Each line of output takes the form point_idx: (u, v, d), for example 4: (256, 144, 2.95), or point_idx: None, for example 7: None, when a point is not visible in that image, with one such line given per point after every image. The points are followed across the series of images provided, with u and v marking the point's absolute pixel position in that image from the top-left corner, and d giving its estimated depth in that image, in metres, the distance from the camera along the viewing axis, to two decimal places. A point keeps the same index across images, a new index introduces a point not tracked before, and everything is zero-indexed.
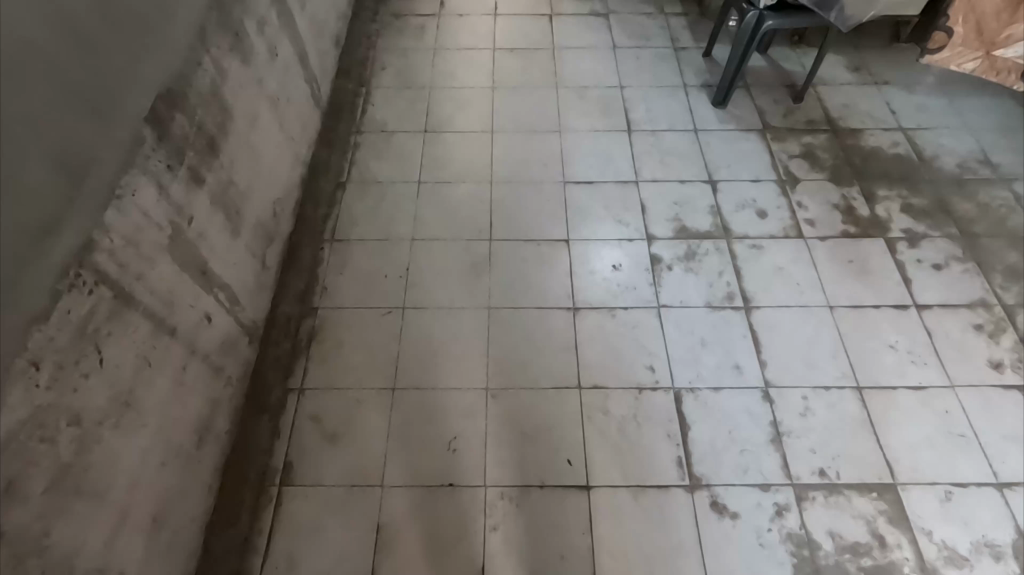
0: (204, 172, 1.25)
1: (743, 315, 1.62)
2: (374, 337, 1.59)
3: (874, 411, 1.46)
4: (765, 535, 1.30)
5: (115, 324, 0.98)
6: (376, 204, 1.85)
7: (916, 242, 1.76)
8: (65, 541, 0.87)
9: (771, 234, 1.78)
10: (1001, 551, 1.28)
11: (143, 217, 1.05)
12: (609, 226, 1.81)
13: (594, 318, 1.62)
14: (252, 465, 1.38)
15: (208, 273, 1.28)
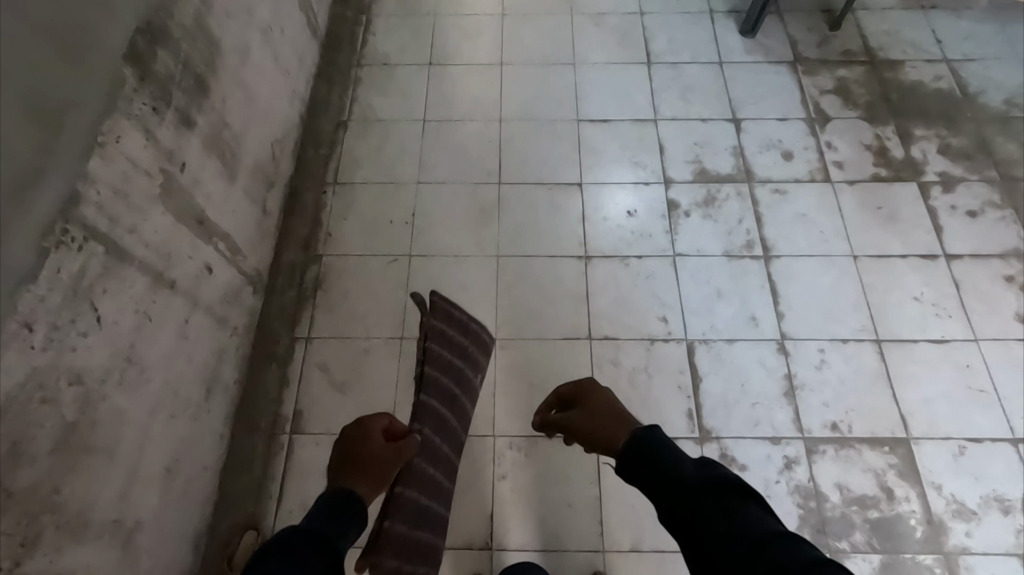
0: (194, 115, 1.18)
1: (762, 264, 1.56)
2: (380, 285, 1.55)
3: (892, 365, 1.43)
4: (772, 487, 1.30)
5: (110, 280, 0.94)
6: (380, 145, 1.76)
7: (951, 186, 1.66)
8: (77, 496, 0.88)
9: (796, 177, 1.69)
10: (1010, 505, 1.28)
11: (130, 166, 0.99)
12: (624, 169, 1.71)
13: (607, 268, 1.56)
14: (263, 414, 1.39)
15: (205, 223, 1.23)
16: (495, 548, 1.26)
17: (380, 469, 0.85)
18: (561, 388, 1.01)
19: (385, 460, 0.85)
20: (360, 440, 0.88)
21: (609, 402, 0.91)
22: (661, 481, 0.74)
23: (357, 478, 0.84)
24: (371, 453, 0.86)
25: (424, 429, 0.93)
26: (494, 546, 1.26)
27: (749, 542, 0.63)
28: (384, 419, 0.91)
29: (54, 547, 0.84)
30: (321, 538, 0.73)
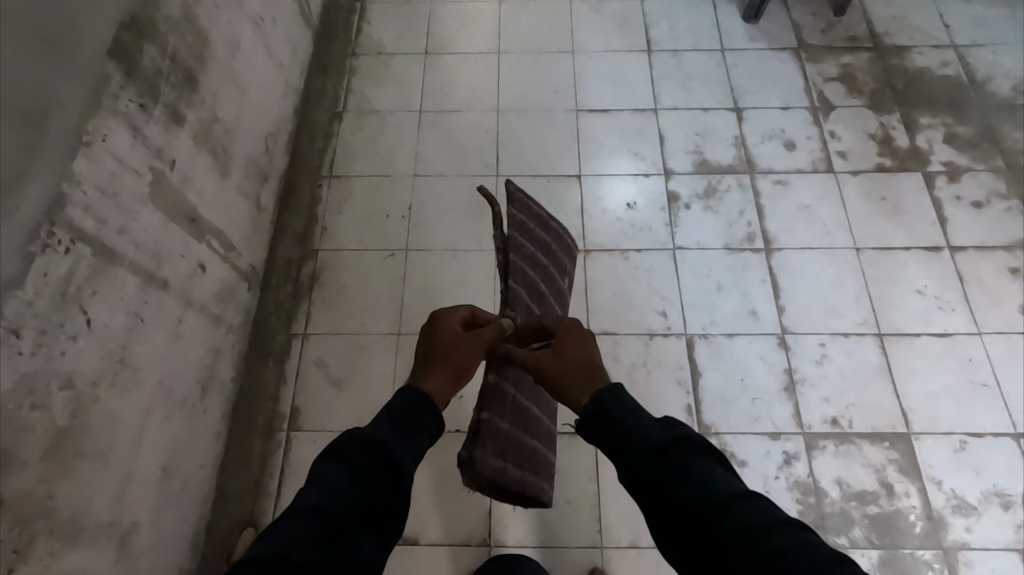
0: (184, 110, 1.15)
1: (763, 257, 1.54)
2: (377, 280, 1.53)
3: (893, 360, 1.41)
4: (771, 483, 1.30)
5: (100, 283, 0.93)
6: (375, 137, 1.73)
7: (957, 176, 1.63)
8: (71, 500, 0.88)
9: (799, 168, 1.66)
10: (1010, 500, 1.28)
11: (117, 165, 0.97)
12: (624, 160, 1.68)
13: (606, 261, 1.54)
14: (260, 411, 1.38)
15: (198, 220, 1.21)
16: (494, 545, 1.26)
17: (457, 349, 0.89)
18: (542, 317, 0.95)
19: (461, 343, 0.89)
20: (436, 329, 0.92)
21: (586, 351, 0.87)
22: (625, 436, 0.73)
23: (428, 369, 0.86)
24: (447, 342, 0.90)
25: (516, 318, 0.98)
26: (492, 542, 1.26)
27: (713, 503, 0.64)
28: (460, 312, 0.95)
29: (48, 552, 0.84)
30: (379, 446, 0.72)
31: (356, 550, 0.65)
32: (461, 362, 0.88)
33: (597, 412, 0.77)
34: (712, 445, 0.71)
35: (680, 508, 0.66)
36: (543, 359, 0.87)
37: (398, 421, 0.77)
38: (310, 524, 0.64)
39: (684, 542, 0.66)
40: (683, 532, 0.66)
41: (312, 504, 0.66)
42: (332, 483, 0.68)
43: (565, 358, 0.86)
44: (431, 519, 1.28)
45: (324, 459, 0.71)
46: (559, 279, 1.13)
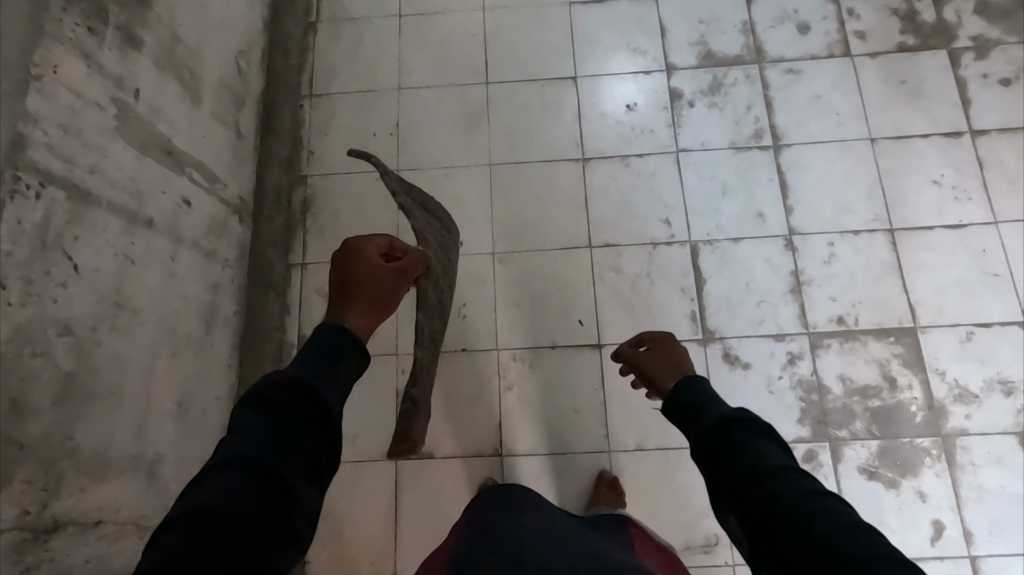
0: (139, 31, 1.06)
1: (770, 154, 1.46)
2: (370, 204, 1.49)
3: (904, 255, 1.38)
4: (775, 383, 1.32)
5: (80, 226, 0.90)
6: (355, 48, 1.61)
7: (985, 51, 1.49)
8: (92, 439, 0.91)
9: (812, 53, 1.53)
10: (1013, 386, 1.29)
11: (75, 99, 0.90)
12: (622, 57, 1.56)
13: (606, 169, 1.48)
14: (268, 341, 1.40)
15: (175, 153, 1.16)
16: (505, 453, 1.31)
17: (379, 290, 0.79)
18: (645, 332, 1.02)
19: (384, 285, 0.80)
20: (358, 260, 0.82)
21: (681, 355, 0.95)
22: (700, 414, 0.76)
23: (349, 305, 0.77)
24: (368, 280, 0.79)
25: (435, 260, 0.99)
26: (504, 452, 1.31)
27: (755, 471, 0.63)
28: (378, 242, 0.84)
29: (78, 487, 0.88)
30: (306, 385, 0.63)
31: (300, 501, 0.57)
32: (382, 304, 0.79)
33: (675, 393, 0.82)
34: (775, 430, 0.68)
35: (727, 474, 0.66)
36: (642, 356, 0.97)
37: (323, 360, 0.67)
38: (240, 476, 0.55)
39: (731, 511, 0.65)
40: (730, 499, 0.65)
41: (237, 456, 0.57)
42: (256, 429, 0.59)
43: (660, 359, 0.95)
44: (444, 434, 1.33)
45: (244, 408, 0.61)
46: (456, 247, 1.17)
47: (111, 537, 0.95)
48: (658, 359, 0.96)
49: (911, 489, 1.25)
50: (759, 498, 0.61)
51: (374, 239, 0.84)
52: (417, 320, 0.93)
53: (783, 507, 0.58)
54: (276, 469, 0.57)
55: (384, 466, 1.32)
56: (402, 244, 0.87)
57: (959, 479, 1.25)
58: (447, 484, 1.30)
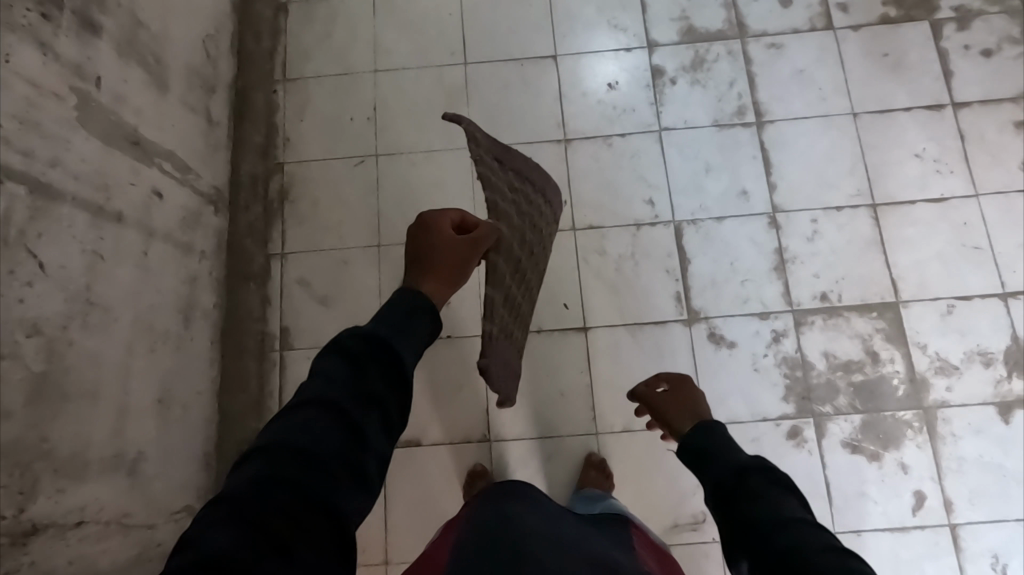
0: (98, 15, 1.01)
1: (753, 131, 1.45)
2: (349, 191, 1.46)
3: (886, 230, 1.38)
4: (760, 361, 1.33)
5: (44, 223, 0.87)
6: (328, 29, 1.56)
7: (967, 22, 1.48)
8: (68, 439, 0.89)
9: (794, 27, 1.51)
10: (992, 358, 1.30)
11: (31, 89, 0.86)
12: (603, 34, 1.53)
13: (588, 150, 1.46)
14: (250, 333, 1.38)
15: (143, 143, 1.12)
16: (494, 439, 1.31)
17: (451, 261, 0.79)
18: (663, 373, 1.08)
19: (455, 260, 0.79)
20: (430, 231, 0.81)
21: (693, 394, 1.00)
22: (717, 460, 0.79)
23: (422, 272, 0.77)
24: (439, 251, 0.79)
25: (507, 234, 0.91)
26: (492, 437, 1.31)
27: (769, 521, 0.65)
28: (450, 215, 0.84)
29: (56, 489, 0.86)
30: (381, 340, 0.64)
31: (369, 448, 0.59)
32: (452, 276, 0.78)
33: (688, 436, 0.84)
34: (794, 482, 0.71)
35: (742, 515, 0.69)
36: (658, 397, 1.02)
37: (402, 317, 0.68)
38: (322, 418, 0.57)
39: (743, 555, 0.67)
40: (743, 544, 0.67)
41: (322, 400, 0.59)
42: (336, 376, 0.61)
43: (673, 398, 1.00)
44: (431, 421, 1.32)
45: (327, 354, 0.63)
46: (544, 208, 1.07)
47: (94, 538, 0.94)
48: (674, 400, 1.00)
49: (893, 462, 1.27)
50: (772, 547, 0.63)
51: (447, 212, 0.84)
52: (488, 296, 0.88)
53: (794, 556, 0.61)
54: (358, 421, 0.59)
55: None
56: (474, 218, 0.86)
57: (940, 450, 1.27)
58: (435, 471, 1.30)
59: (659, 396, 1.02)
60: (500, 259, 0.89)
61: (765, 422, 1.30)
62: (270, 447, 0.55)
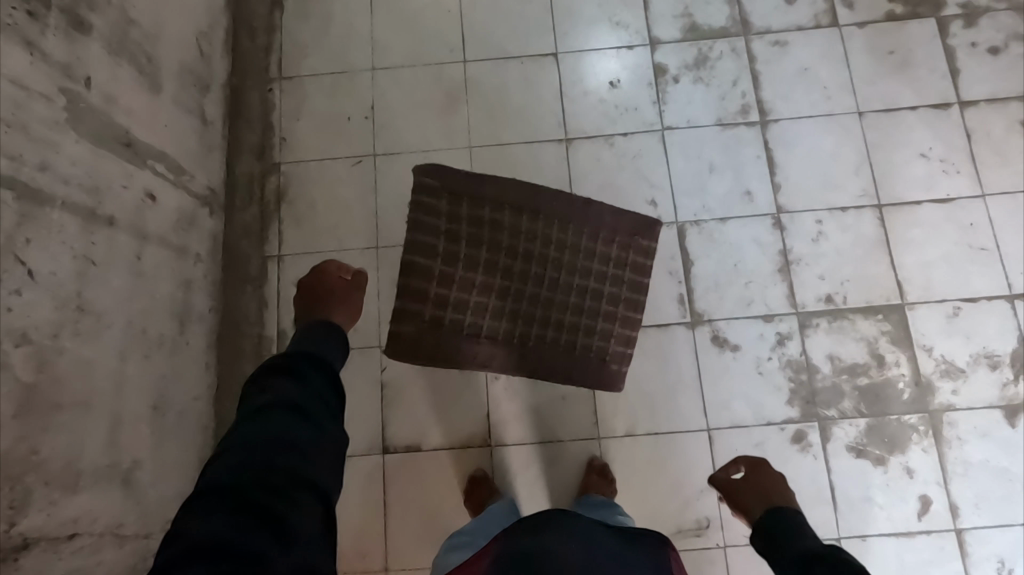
0: (87, 14, 0.98)
1: (757, 130, 1.43)
2: (347, 191, 1.43)
3: (891, 231, 1.36)
4: (764, 364, 1.31)
5: (32, 229, 0.84)
6: (324, 26, 1.53)
7: (974, 19, 1.46)
8: (60, 450, 0.87)
9: (799, 24, 1.48)
10: (999, 360, 1.29)
11: (18, 90, 0.84)
12: (604, 32, 1.50)
13: (590, 150, 1.43)
14: (246, 337, 1.36)
15: (135, 145, 1.09)
16: (494, 444, 1.29)
17: (349, 295, 1.19)
18: (740, 457, 1.14)
19: (349, 290, 1.20)
20: (323, 277, 1.20)
21: (771, 480, 1.07)
22: (788, 545, 0.91)
23: (333, 308, 1.16)
24: (332, 287, 1.19)
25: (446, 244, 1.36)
26: (493, 442, 1.29)
27: None
28: (336, 263, 1.23)
29: (49, 501, 0.84)
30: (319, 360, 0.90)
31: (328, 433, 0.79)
32: (352, 300, 1.20)
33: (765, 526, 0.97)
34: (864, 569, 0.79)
35: None
36: (735, 484, 1.09)
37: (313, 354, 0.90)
38: (281, 410, 0.77)
39: None
40: None
41: (283, 402, 0.78)
42: (285, 386, 0.81)
43: (751, 487, 1.07)
44: (431, 426, 1.31)
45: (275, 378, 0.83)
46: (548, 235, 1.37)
47: (88, 550, 0.92)
48: (752, 488, 1.06)
49: (899, 466, 1.25)
50: None
51: (329, 262, 1.22)
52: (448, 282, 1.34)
53: None
54: (310, 410, 0.79)
55: (371, 461, 1.29)
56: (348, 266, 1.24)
57: (946, 454, 1.26)
58: (436, 477, 1.28)
59: (737, 484, 1.09)
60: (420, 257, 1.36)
61: (769, 426, 1.28)
62: (239, 436, 0.74)
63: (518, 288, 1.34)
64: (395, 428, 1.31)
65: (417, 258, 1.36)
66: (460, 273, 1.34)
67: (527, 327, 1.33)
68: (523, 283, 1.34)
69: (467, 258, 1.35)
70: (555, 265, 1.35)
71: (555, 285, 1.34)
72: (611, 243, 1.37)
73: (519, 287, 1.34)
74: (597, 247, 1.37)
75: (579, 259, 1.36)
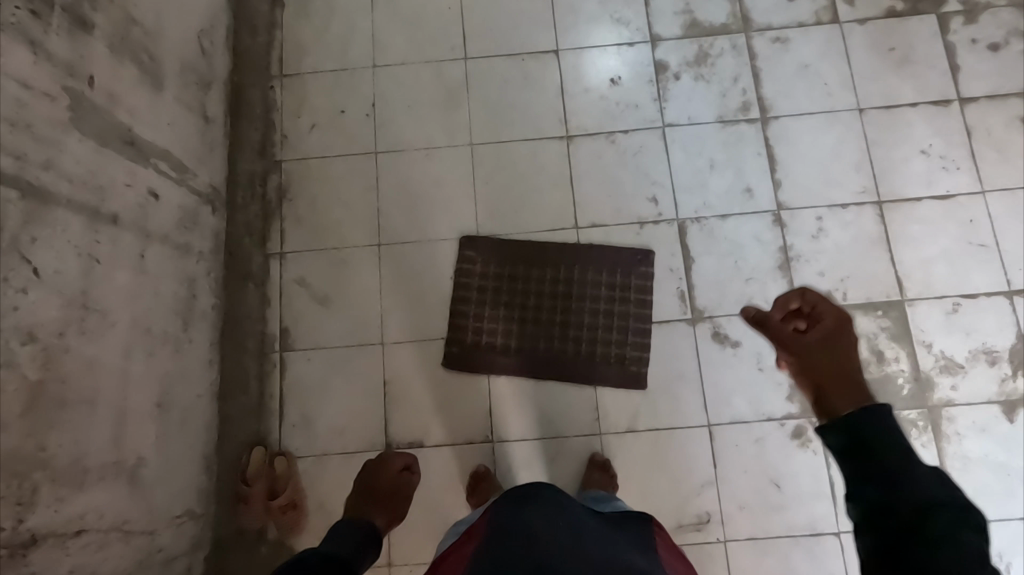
0: (90, 13, 0.99)
1: (758, 127, 1.43)
2: (349, 189, 1.44)
3: (891, 227, 1.37)
4: (765, 360, 1.32)
5: (38, 228, 0.85)
6: (324, 24, 1.53)
7: (974, 15, 1.46)
8: (66, 447, 0.88)
9: (799, 21, 1.48)
10: (998, 356, 1.30)
11: (22, 90, 0.84)
12: (605, 29, 1.50)
13: (591, 147, 1.44)
14: (249, 334, 1.36)
15: (138, 143, 1.09)
16: (497, 440, 1.30)
17: (395, 500, 1.14)
18: (811, 291, 0.79)
19: (400, 494, 1.15)
20: (382, 470, 1.17)
21: (849, 344, 0.76)
22: (878, 442, 0.60)
23: (376, 507, 1.10)
24: (384, 486, 1.15)
25: (484, 261, 1.38)
26: (495, 438, 1.30)
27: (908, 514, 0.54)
28: (404, 456, 1.20)
29: (56, 498, 0.85)
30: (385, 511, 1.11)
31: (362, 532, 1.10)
32: (398, 508, 1.15)
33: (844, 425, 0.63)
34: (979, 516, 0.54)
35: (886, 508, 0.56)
36: (798, 337, 0.78)
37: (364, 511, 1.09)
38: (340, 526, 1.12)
39: None
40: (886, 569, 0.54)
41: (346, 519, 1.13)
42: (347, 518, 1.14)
43: (817, 354, 0.75)
44: (433, 423, 1.31)
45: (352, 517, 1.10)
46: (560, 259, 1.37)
47: (95, 545, 0.93)
48: (827, 350, 0.75)
49: None
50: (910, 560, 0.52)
51: (398, 455, 1.20)
52: (484, 294, 1.36)
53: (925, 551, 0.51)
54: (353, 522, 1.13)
55: (374, 457, 1.30)
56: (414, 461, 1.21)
57: (945, 449, 1.26)
58: (438, 473, 1.29)
59: (807, 342, 0.77)
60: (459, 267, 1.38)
61: (769, 422, 1.29)
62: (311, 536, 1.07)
63: (536, 316, 1.35)
64: (397, 424, 1.31)
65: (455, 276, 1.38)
66: (489, 290, 1.36)
67: (547, 343, 1.33)
68: (541, 310, 1.35)
69: (489, 296, 1.36)
70: (567, 294, 1.35)
71: (568, 307, 1.35)
72: (614, 271, 1.36)
73: (537, 315, 1.35)
74: (603, 273, 1.36)
75: (586, 285, 1.35)
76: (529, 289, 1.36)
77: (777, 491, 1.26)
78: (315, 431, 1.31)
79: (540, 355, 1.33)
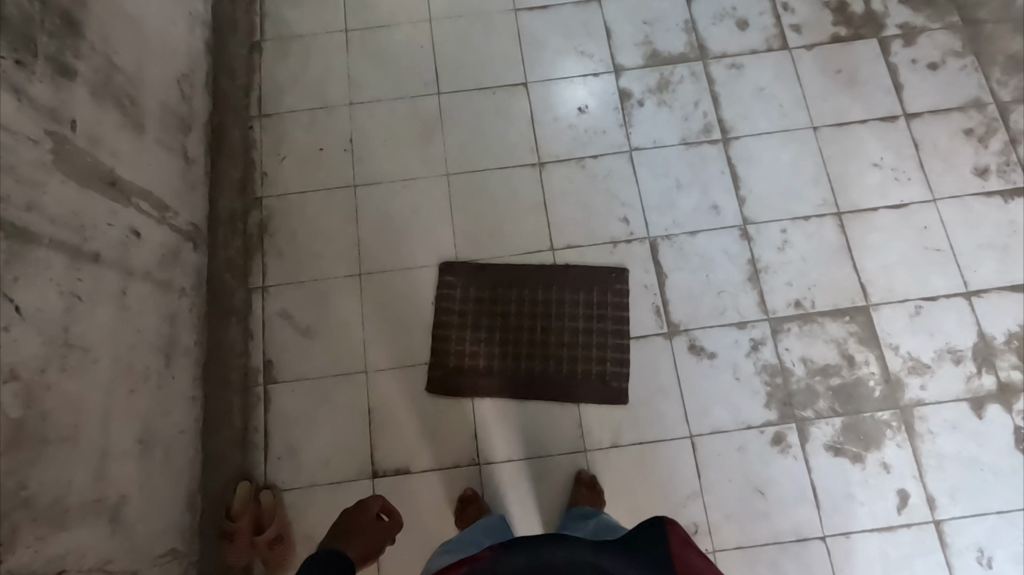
0: (71, 60, 1.02)
1: (720, 147, 1.50)
2: (329, 222, 1.47)
3: (852, 237, 1.43)
4: (741, 370, 1.35)
5: (20, 266, 0.86)
6: (302, 66, 1.59)
7: (912, 38, 1.56)
8: (47, 485, 0.87)
9: (752, 48, 1.58)
10: (961, 355, 1.35)
11: (5, 134, 0.87)
12: (571, 62, 1.58)
13: (562, 172, 1.49)
14: (232, 368, 1.37)
15: (119, 183, 1.12)
16: (483, 463, 1.31)
17: (373, 537, 1.15)
18: None
19: (376, 531, 1.16)
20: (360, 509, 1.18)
21: None
22: None
23: (349, 538, 1.12)
24: (362, 523, 1.15)
25: (466, 287, 1.41)
26: (482, 461, 1.31)
27: None
28: (380, 499, 1.21)
29: (36, 537, 0.84)
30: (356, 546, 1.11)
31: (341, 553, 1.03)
32: (374, 547, 1.15)
33: None
34: None
35: None
36: None
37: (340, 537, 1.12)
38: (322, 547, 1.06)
39: None
40: None
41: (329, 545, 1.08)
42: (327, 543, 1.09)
43: None
44: (419, 449, 1.32)
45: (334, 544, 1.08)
46: (540, 279, 1.41)
47: None
48: None
49: (875, 462, 1.29)
50: None
51: (375, 497, 1.20)
52: (466, 319, 1.39)
53: None
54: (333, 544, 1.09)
55: (361, 486, 1.30)
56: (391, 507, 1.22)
57: (919, 448, 1.30)
58: (427, 498, 1.29)
59: None
60: (441, 293, 1.41)
61: (749, 430, 1.32)
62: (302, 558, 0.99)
63: (517, 337, 1.37)
64: (383, 452, 1.32)
65: (438, 303, 1.40)
66: (472, 314, 1.39)
67: (529, 363, 1.35)
68: (522, 331, 1.38)
69: (470, 320, 1.39)
70: (546, 314, 1.38)
71: (547, 327, 1.38)
72: (590, 289, 1.40)
73: (518, 336, 1.37)
74: (579, 291, 1.40)
75: (565, 304, 1.39)
76: (510, 311, 1.39)
77: (761, 498, 1.28)
78: (301, 463, 1.31)
79: (523, 377, 1.35)
